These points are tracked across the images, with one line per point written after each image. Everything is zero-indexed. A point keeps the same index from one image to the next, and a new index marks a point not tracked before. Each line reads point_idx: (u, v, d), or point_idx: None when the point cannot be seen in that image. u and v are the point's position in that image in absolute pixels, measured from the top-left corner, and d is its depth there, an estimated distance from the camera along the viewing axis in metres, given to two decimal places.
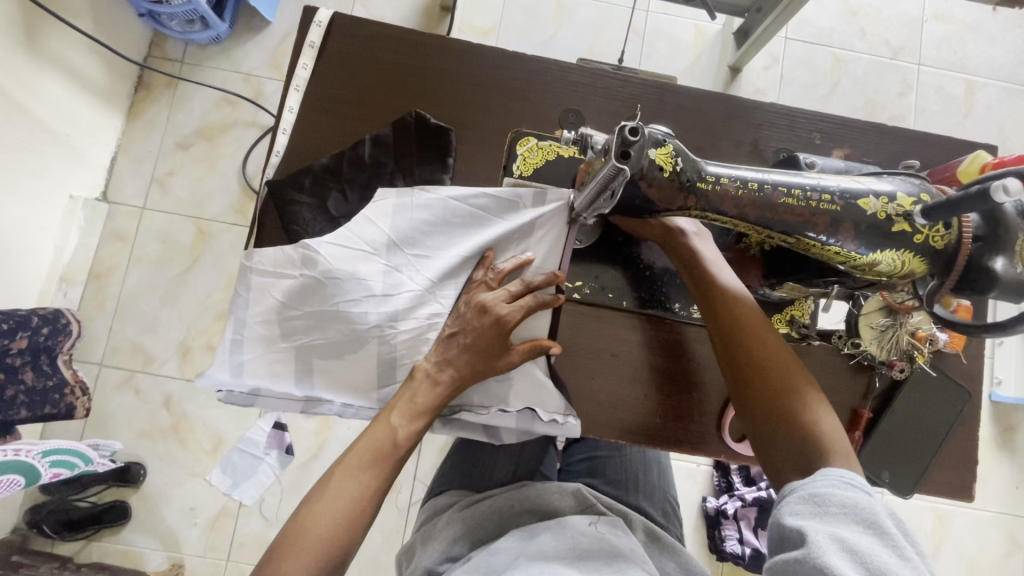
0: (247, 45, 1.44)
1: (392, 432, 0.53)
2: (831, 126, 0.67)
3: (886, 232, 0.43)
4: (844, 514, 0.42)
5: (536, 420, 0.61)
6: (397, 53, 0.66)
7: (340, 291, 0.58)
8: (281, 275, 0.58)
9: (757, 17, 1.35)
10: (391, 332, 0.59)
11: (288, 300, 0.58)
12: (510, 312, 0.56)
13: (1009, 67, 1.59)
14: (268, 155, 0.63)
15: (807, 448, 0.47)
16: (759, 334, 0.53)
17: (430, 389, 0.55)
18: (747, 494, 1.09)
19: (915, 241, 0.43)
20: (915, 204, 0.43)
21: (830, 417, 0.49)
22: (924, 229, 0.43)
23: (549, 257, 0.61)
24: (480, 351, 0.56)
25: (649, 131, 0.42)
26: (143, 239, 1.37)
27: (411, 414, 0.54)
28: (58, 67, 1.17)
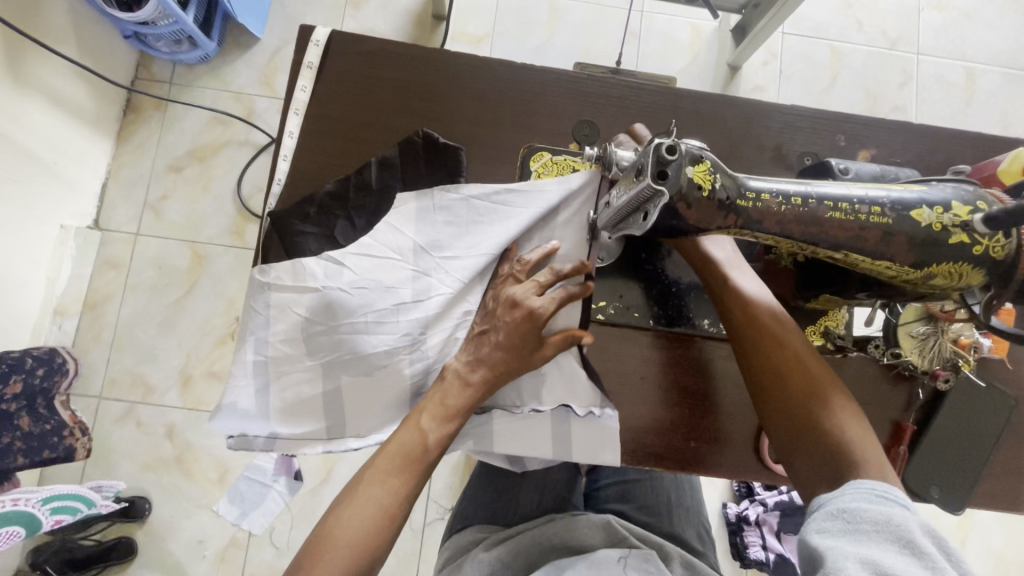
0: (236, 63, 1.41)
1: (422, 435, 0.48)
2: (854, 126, 0.65)
3: (943, 244, 0.40)
4: (878, 533, 0.36)
5: (573, 416, 0.57)
6: (399, 72, 0.62)
7: (367, 301, 0.53)
8: (303, 289, 0.52)
9: (754, 13, 1.32)
10: (423, 340, 0.55)
11: (312, 315, 0.53)
12: (542, 303, 0.51)
13: (1009, 53, 1.57)
14: (269, 183, 0.60)
15: (835, 458, 0.42)
16: (777, 338, 0.49)
17: (461, 390, 0.51)
18: (769, 498, 1.06)
19: (975, 253, 0.40)
20: (973, 213, 0.40)
21: (861, 426, 0.43)
22: (984, 240, 0.40)
23: (576, 245, 0.57)
24: (515, 346, 0.51)
25: (685, 147, 0.39)
26: (137, 266, 1.33)
27: (444, 416, 0.50)
28: (42, 95, 1.13)
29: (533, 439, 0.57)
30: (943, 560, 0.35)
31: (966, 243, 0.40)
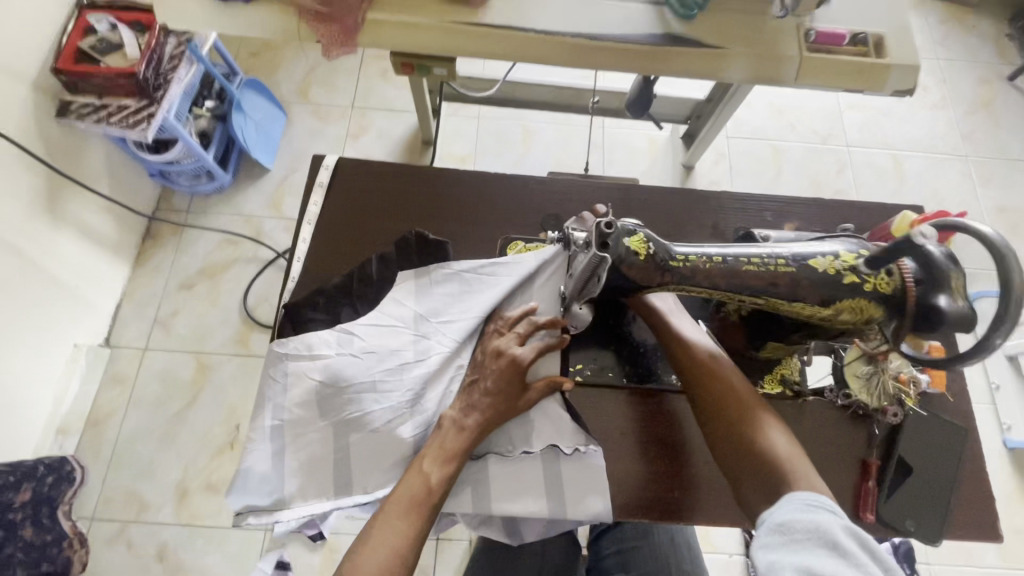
0: (248, 191, 1.59)
1: (425, 478, 0.54)
2: (777, 205, 0.77)
3: (839, 284, 0.50)
4: (809, 539, 0.42)
5: (561, 457, 0.61)
6: (394, 186, 0.76)
7: (375, 364, 0.61)
8: (317, 357, 0.60)
9: (698, 123, 1.55)
10: (424, 394, 0.61)
11: (326, 380, 0.59)
12: (524, 351, 0.59)
13: (925, 140, 1.81)
14: (285, 281, 0.70)
15: (774, 477, 0.50)
16: (716, 374, 0.57)
17: (457, 433, 0.57)
18: None
19: (866, 289, 0.50)
20: (857, 258, 0.50)
21: (791, 445, 0.52)
22: (869, 278, 0.50)
23: (553, 304, 0.66)
24: (505, 392, 0.58)
25: (621, 224, 0.50)
26: (143, 380, 1.39)
27: (443, 458, 0.55)
28: (74, 228, 1.28)
29: (526, 483, 0.61)
30: (864, 557, 0.41)
31: (858, 281, 0.50)
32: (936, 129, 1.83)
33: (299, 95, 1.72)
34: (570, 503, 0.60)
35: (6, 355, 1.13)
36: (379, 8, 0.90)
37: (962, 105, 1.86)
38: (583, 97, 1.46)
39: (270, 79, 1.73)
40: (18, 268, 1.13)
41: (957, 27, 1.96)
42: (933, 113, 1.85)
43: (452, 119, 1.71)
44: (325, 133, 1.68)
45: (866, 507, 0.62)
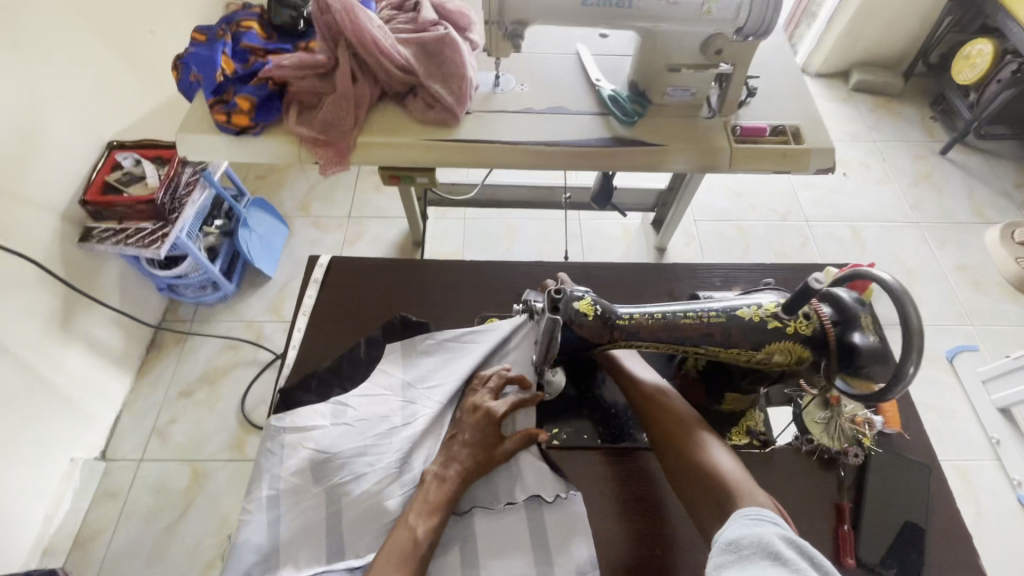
0: (250, 298, 1.70)
1: (412, 531, 0.59)
2: (724, 271, 0.86)
3: (766, 329, 0.58)
4: (755, 553, 0.47)
5: (544, 506, 0.64)
6: (381, 278, 0.85)
7: (368, 429, 0.66)
8: (313, 427, 0.66)
9: (663, 209, 1.70)
10: (413, 454, 0.66)
11: (321, 447, 0.64)
12: (497, 404, 0.66)
13: (877, 211, 1.97)
14: (280, 367, 0.76)
15: (720, 496, 0.57)
16: (665, 405, 0.65)
17: (439, 486, 0.62)
18: None
19: (789, 332, 0.58)
20: (777, 306, 0.59)
21: (734, 466, 0.60)
22: (790, 322, 0.58)
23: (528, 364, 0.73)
24: (481, 443, 0.64)
25: (572, 291, 0.59)
26: (136, 492, 1.38)
27: (428, 511, 0.60)
28: (83, 343, 1.35)
29: (512, 535, 0.63)
30: (803, 561, 0.46)
31: (782, 326, 0.58)
32: (885, 200, 1.99)
33: (300, 210, 1.89)
34: (556, 553, 0.62)
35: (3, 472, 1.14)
36: (368, 133, 1.06)
37: (904, 178, 2.05)
38: (556, 194, 1.62)
39: (274, 197, 1.91)
40: (26, 383, 1.19)
41: (885, 115, 2.21)
42: (879, 187, 2.03)
43: (440, 221, 1.87)
44: (324, 241, 1.83)
45: (845, 551, 0.63)
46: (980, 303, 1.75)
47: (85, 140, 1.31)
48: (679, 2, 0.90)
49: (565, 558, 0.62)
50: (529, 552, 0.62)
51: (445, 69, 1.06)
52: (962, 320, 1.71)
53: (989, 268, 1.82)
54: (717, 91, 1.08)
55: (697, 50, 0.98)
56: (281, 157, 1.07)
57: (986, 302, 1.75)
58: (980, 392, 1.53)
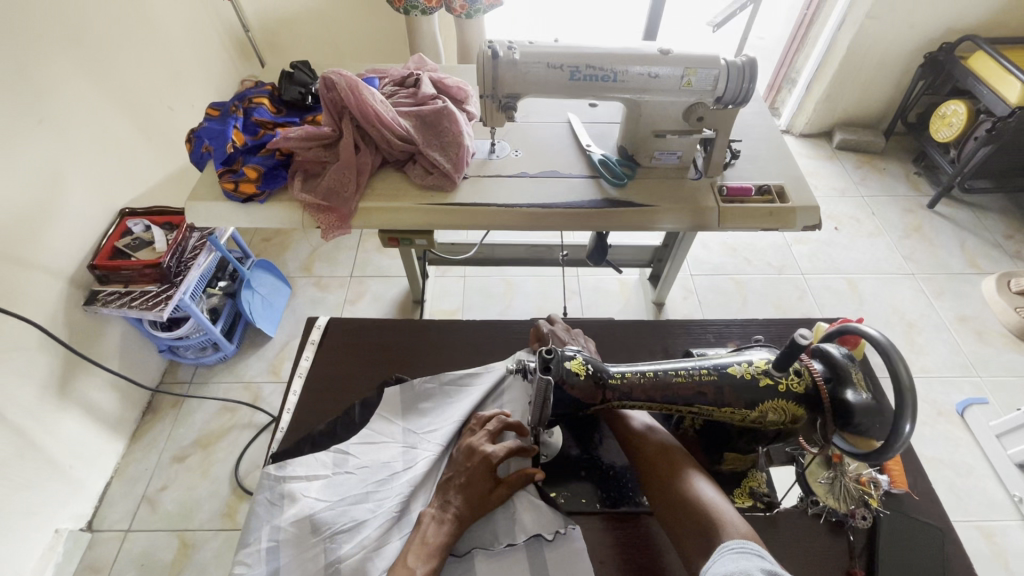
0: (250, 358, 1.70)
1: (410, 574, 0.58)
2: (718, 327, 0.87)
3: (757, 387, 0.58)
4: None
5: (544, 544, 0.64)
6: (378, 338, 0.86)
7: (370, 475, 0.68)
8: (314, 476, 0.67)
9: (659, 265, 1.72)
10: (413, 498, 0.67)
11: (321, 495, 0.65)
12: (495, 449, 0.66)
13: (872, 263, 2.00)
14: (274, 431, 0.76)
15: (705, 529, 0.57)
16: (649, 440, 0.67)
17: (437, 528, 0.62)
18: None
19: (782, 390, 0.58)
20: (768, 364, 0.59)
21: (722, 500, 0.60)
22: (782, 380, 0.58)
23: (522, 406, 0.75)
24: (479, 486, 0.65)
25: (563, 351, 0.60)
26: (120, 565, 1.32)
27: (426, 553, 0.60)
28: (80, 406, 1.34)
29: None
30: None
31: (774, 383, 0.58)
32: (878, 253, 2.02)
33: (303, 270, 1.93)
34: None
35: None
36: (369, 198, 1.10)
37: (895, 231, 2.09)
38: (553, 252, 1.65)
39: (278, 259, 1.96)
40: (17, 450, 1.17)
41: (870, 171, 2.29)
42: (872, 240, 2.06)
43: (440, 280, 1.90)
44: (325, 300, 1.85)
45: None
46: (985, 354, 1.73)
47: (99, 208, 1.36)
48: (661, 75, 0.97)
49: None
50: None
51: (443, 138, 1.11)
52: (968, 372, 1.69)
53: (989, 318, 1.82)
54: (702, 154, 1.14)
55: (679, 118, 1.05)
56: (284, 222, 1.11)
57: (990, 352, 1.74)
58: (996, 447, 1.48)
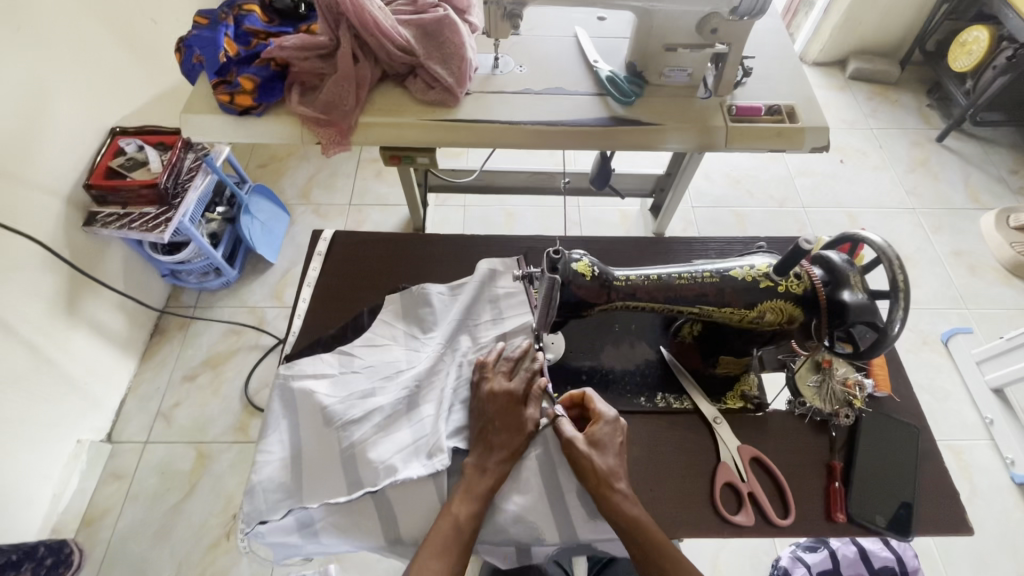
0: (252, 284, 1.71)
1: (454, 518, 0.60)
2: (720, 244, 0.88)
3: (758, 289, 0.61)
4: None
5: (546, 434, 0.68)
6: (382, 250, 0.87)
7: (375, 374, 0.72)
8: (320, 375, 0.71)
9: (661, 195, 1.70)
10: (420, 392, 0.70)
11: (330, 391, 0.70)
12: (517, 384, 0.67)
13: (873, 197, 1.98)
14: (286, 335, 0.78)
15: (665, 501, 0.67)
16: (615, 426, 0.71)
17: (480, 474, 0.63)
18: (811, 558, 1.20)
19: (781, 292, 0.61)
20: (769, 267, 0.62)
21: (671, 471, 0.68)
22: (781, 282, 0.61)
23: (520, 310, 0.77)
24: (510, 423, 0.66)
25: (569, 254, 0.62)
26: (142, 474, 1.40)
27: (468, 497, 0.62)
28: (90, 326, 1.37)
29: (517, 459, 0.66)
30: None
31: (773, 285, 0.62)
32: (881, 187, 2.01)
33: (301, 197, 1.91)
34: (561, 471, 0.65)
35: (12, 450, 1.16)
36: (370, 113, 1.07)
37: (900, 165, 2.06)
38: (555, 180, 1.63)
39: (275, 185, 1.93)
40: (33, 365, 1.20)
41: (882, 102, 2.23)
42: (876, 174, 2.04)
43: (440, 208, 1.88)
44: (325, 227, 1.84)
45: (836, 507, 0.66)
46: (976, 287, 1.76)
47: (89, 125, 1.32)
48: None
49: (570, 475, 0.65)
50: (538, 474, 0.65)
51: (444, 50, 1.07)
52: (957, 304, 1.73)
53: (984, 252, 1.84)
54: (712, 71, 1.10)
55: (692, 30, 0.99)
56: (283, 137, 1.09)
57: (981, 286, 1.77)
58: (974, 374, 1.55)
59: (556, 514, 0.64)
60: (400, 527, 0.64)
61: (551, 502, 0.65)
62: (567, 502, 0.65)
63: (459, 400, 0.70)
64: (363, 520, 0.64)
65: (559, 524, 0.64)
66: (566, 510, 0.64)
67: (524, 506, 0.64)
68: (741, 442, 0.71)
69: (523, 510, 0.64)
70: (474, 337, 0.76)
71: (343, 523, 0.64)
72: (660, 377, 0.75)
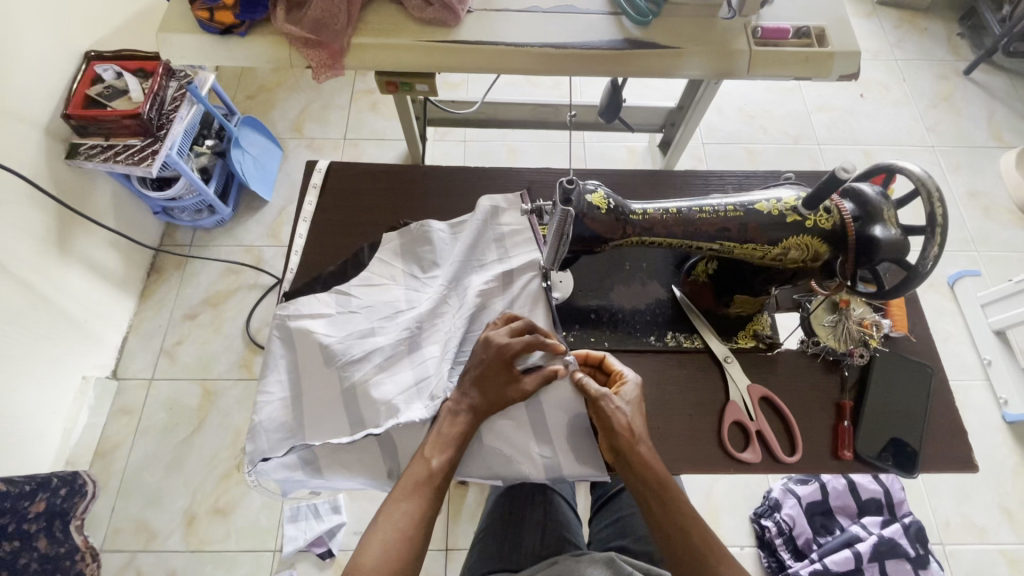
0: (248, 222, 1.66)
1: (427, 464, 0.61)
2: (738, 179, 0.83)
3: (784, 223, 0.59)
4: None
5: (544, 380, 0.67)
6: (380, 182, 0.82)
7: (375, 314, 0.69)
8: (317, 315, 0.69)
9: (672, 130, 1.60)
10: (420, 334, 0.68)
11: (328, 330, 0.68)
12: (508, 343, 0.63)
13: (892, 134, 1.89)
14: (284, 273, 0.75)
15: (674, 451, 0.66)
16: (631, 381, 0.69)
17: (453, 421, 0.63)
18: (803, 491, 1.25)
19: (808, 226, 0.59)
20: (797, 200, 0.60)
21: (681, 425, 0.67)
22: (810, 216, 0.59)
23: (526, 248, 0.74)
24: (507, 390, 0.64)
25: (583, 185, 0.59)
26: (150, 409, 1.42)
27: (442, 444, 0.62)
28: (83, 263, 1.34)
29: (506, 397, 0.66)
30: None
31: (800, 220, 0.59)
32: (902, 123, 1.91)
33: (293, 130, 1.82)
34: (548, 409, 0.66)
35: (18, 386, 1.17)
36: (363, 33, 0.98)
37: (923, 99, 1.95)
38: (560, 113, 1.54)
39: (265, 118, 1.83)
40: (29, 302, 1.18)
41: (910, 31, 2.08)
42: (897, 109, 1.93)
43: (439, 143, 1.79)
44: None
45: (843, 444, 0.66)
46: (989, 229, 1.72)
47: (61, 47, 1.23)
48: None
49: (562, 414, 0.66)
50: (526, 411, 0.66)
51: None
52: (968, 246, 1.69)
53: (1001, 193, 1.78)
54: None
55: None
56: (270, 60, 1.01)
57: (994, 228, 1.72)
58: (978, 316, 1.54)
59: (543, 449, 0.66)
60: (402, 462, 0.64)
61: (538, 437, 0.66)
62: (555, 439, 0.66)
63: (462, 341, 0.69)
64: (363, 456, 0.64)
65: (543, 460, 0.65)
66: (553, 446, 0.66)
67: (517, 450, 0.65)
68: (751, 382, 0.70)
69: (512, 444, 0.65)
70: (476, 276, 0.72)
71: (345, 461, 0.63)
72: (671, 316, 0.73)
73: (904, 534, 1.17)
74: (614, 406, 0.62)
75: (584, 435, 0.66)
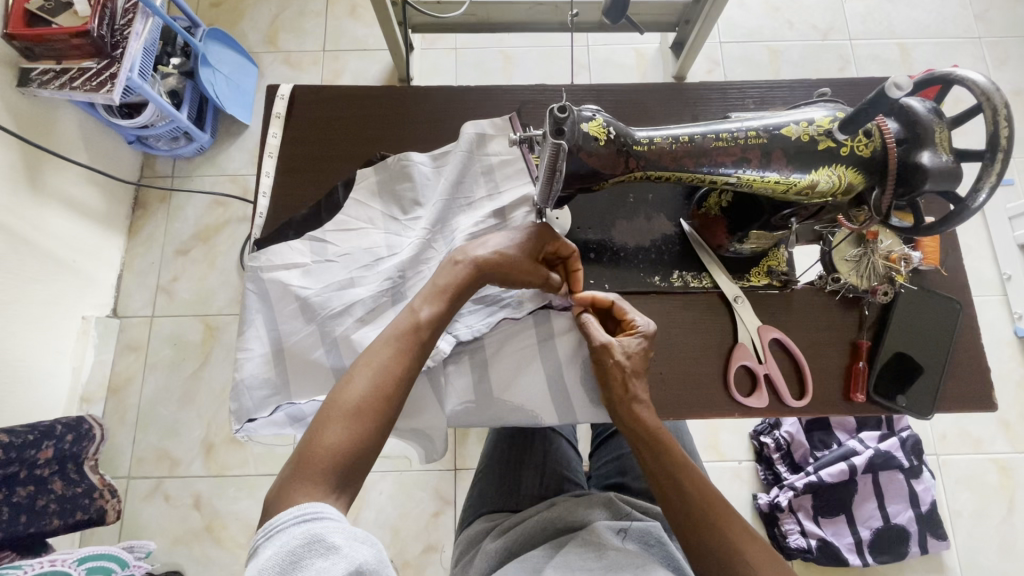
0: (229, 149, 1.56)
1: (416, 316, 0.56)
2: (759, 90, 0.73)
3: (815, 152, 0.52)
4: None
5: (552, 314, 0.66)
6: (354, 108, 0.73)
7: (354, 265, 0.64)
8: (291, 266, 0.64)
9: (687, 28, 1.42)
10: (402, 283, 0.64)
11: (305, 282, 0.63)
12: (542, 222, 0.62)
13: (934, 25, 1.67)
14: (252, 218, 0.68)
15: (678, 399, 0.63)
16: None
17: (452, 271, 0.58)
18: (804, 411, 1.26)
19: (844, 154, 0.51)
20: (833, 123, 0.52)
21: (684, 371, 0.64)
22: (847, 142, 0.51)
23: (517, 185, 0.66)
24: (522, 259, 0.59)
25: (578, 111, 0.51)
26: (155, 345, 1.42)
27: (435, 296, 0.57)
28: (62, 202, 1.27)
29: (519, 348, 0.65)
30: None
31: (835, 146, 0.52)
32: (946, 10, 1.68)
33: (266, 43, 1.64)
34: (560, 354, 0.65)
35: (20, 331, 1.15)
36: None
37: None
38: (560, 13, 1.36)
39: (234, 30, 1.65)
40: (11, 246, 1.13)
41: None
42: None
43: (426, 52, 1.61)
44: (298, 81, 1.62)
45: (857, 387, 0.62)
46: None
47: None
48: None
49: (574, 362, 0.65)
50: (535, 358, 0.65)
51: None
52: None
53: None
54: None
55: None
56: None
57: None
58: (1004, 229, 1.44)
59: (556, 396, 0.65)
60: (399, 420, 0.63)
61: (548, 385, 0.65)
62: (567, 386, 0.65)
63: None
64: None
65: (558, 407, 0.64)
66: (565, 393, 0.65)
67: (529, 400, 0.65)
68: (762, 323, 0.65)
69: (525, 392, 0.65)
70: (465, 217, 0.66)
71: None
72: (679, 254, 0.67)
73: (900, 447, 1.17)
74: (614, 360, 0.59)
75: (591, 381, 0.65)
